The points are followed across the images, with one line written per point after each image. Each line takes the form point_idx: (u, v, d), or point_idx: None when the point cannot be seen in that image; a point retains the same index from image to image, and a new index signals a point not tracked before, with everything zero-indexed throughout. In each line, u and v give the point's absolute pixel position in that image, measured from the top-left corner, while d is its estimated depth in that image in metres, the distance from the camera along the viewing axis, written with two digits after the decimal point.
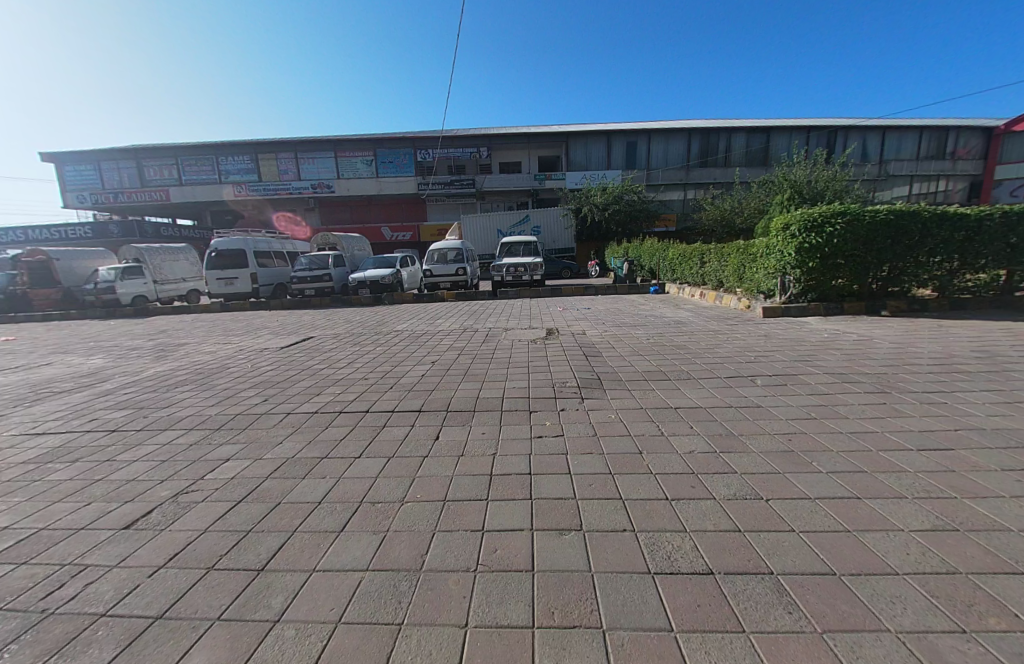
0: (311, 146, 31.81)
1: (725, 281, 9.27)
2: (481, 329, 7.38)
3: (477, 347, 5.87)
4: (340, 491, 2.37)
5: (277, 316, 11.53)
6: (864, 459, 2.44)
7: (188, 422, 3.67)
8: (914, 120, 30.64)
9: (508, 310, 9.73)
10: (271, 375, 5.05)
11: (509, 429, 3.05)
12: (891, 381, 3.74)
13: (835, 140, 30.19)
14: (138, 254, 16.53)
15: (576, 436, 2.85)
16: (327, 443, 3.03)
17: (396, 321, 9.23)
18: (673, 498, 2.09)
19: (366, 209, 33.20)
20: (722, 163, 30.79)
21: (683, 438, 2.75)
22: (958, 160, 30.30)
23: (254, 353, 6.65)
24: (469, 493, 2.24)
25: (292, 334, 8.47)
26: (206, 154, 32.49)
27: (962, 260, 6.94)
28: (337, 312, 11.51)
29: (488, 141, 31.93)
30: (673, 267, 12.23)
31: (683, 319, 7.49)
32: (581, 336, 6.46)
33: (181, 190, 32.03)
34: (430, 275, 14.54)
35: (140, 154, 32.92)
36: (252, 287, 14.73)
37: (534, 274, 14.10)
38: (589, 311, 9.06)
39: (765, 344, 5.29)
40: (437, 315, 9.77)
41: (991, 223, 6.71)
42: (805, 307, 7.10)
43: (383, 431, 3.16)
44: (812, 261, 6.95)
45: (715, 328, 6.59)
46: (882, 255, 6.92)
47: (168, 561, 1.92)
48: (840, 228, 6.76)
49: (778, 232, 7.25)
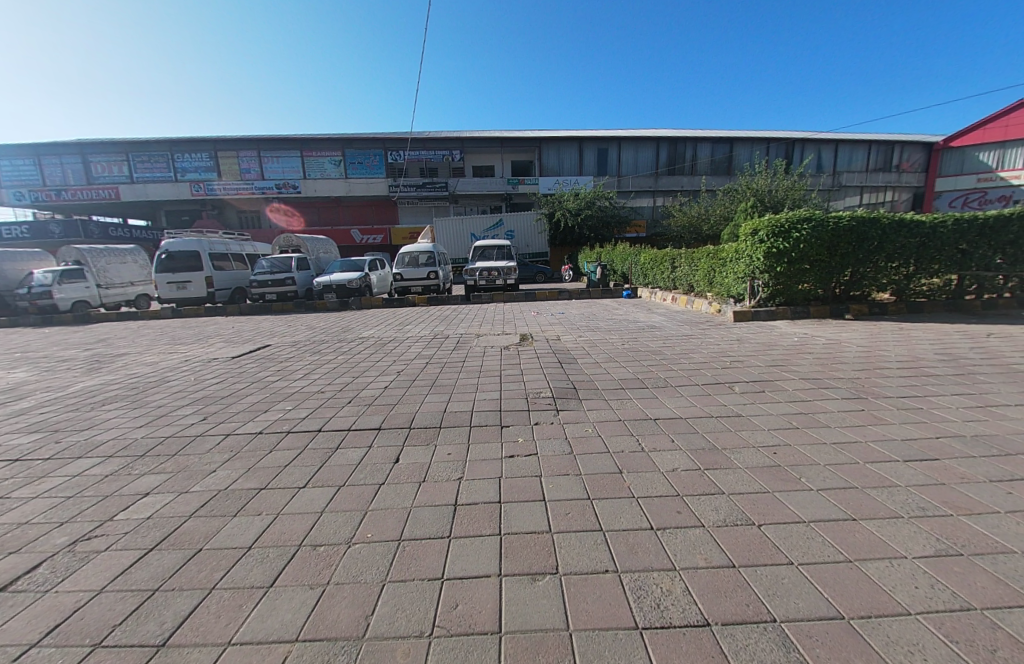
0: (275, 144, 30.52)
1: (695, 285, 9.37)
2: (452, 335, 7.05)
3: (447, 355, 5.56)
4: (275, 534, 2.01)
5: (233, 323, 10.80)
6: (853, 474, 2.31)
7: (107, 448, 3.16)
8: (864, 134, 32.69)
9: (480, 316, 9.46)
10: (216, 390, 4.53)
11: (477, 449, 2.76)
12: (866, 385, 3.72)
13: (793, 151, 31.83)
14: (77, 256, 15.21)
15: (551, 455, 2.61)
16: (269, 471, 2.64)
17: (362, 327, 8.73)
18: (658, 528, 1.86)
19: (335, 211, 32.13)
20: (689, 171, 31.80)
21: (666, 454, 2.55)
22: (903, 173, 32.59)
23: (200, 364, 6.04)
24: (430, 529, 1.94)
25: (247, 343, 7.85)
26: (160, 151, 30.63)
27: (919, 265, 7.22)
28: (300, 317, 10.90)
29: (461, 144, 31.55)
30: (646, 272, 12.29)
31: (657, 324, 7.43)
32: (555, 341, 6.28)
33: (132, 188, 30.03)
34: (400, 279, 14.05)
35: (85, 149, 30.68)
36: (207, 292, 13.79)
37: (508, 278, 13.87)
38: (563, 315, 8.92)
39: (739, 349, 5.26)
40: (407, 321, 9.35)
41: (944, 230, 7.03)
42: (774, 312, 7.18)
43: (335, 454, 2.81)
44: (779, 266, 7.04)
45: (689, 333, 6.52)
46: (845, 260, 7.10)
47: (43, 638, 1.50)
48: (805, 235, 6.88)
49: (747, 238, 7.33)
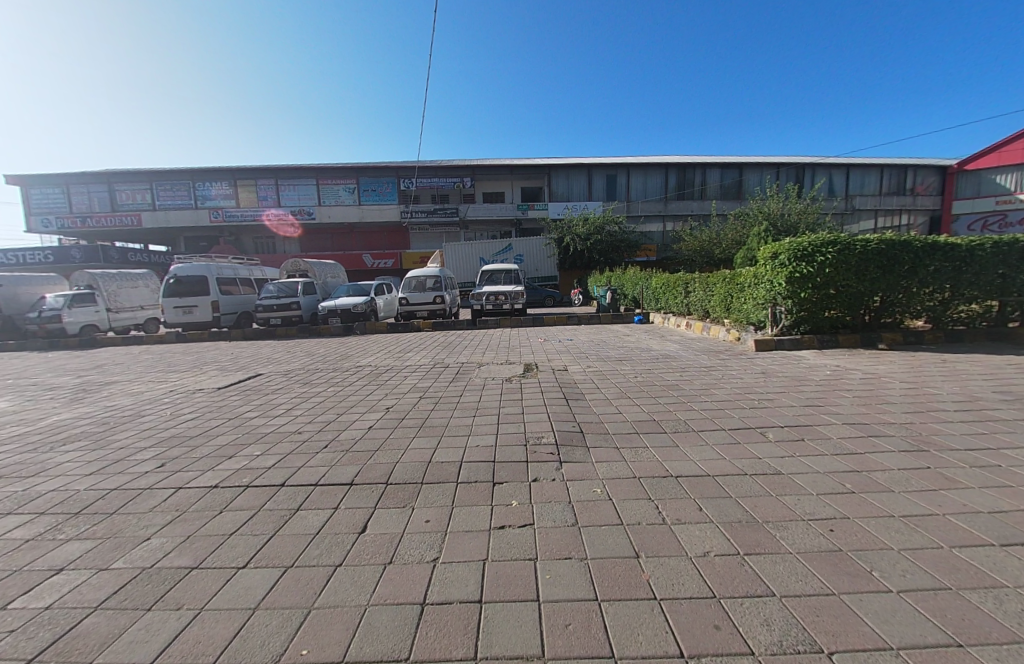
0: (292, 173, 31.47)
1: (712, 311, 8.90)
2: (452, 365, 6.63)
3: (443, 388, 5.15)
4: (186, 643, 1.54)
5: (233, 349, 10.59)
6: (938, 565, 1.75)
7: (42, 503, 2.76)
8: (875, 159, 32.50)
9: (485, 342, 9.08)
10: (188, 429, 4.16)
11: (463, 515, 2.28)
12: (923, 431, 3.17)
13: (803, 176, 31.67)
14: (89, 281, 15.38)
15: (550, 528, 2.12)
16: (209, 545, 2.21)
17: (361, 354, 8.38)
18: (689, 655, 1.33)
19: (347, 236, 32.67)
20: (698, 196, 31.79)
21: (695, 530, 2.03)
22: (918, 196, 32.10)
23: (184, 396, 5.70)
24: (383, 643, 1.45)
25: (241, 371, 7.55)
26: (182, 180, 31.81)
27: (957, 291, 6.66)
28: (302, 343, 10.67)
29: (472, 171, 32.12)
30: (658, 296, 11.87)
31: (671, 353, 6.93)
32: (561, 372, 5.83)
33: (154, 215, 31.09)
34: (406, 303, 13.79)
35: (112, 178, 32.05)
36: (212, 316, 13.69)
37: (516, 302, 13.51)
38: (572, 343, 8.48)
39: (766, 384, 4.73)
40: (409, 348, 8.99)
41: (983, 253, 6.51)
42: (799, 340, 6.65)
43: (293, 519, 2.37)
44: (804, 291, 6.53)
45: (707, 364, 6.01)
46: (876, 285, 6.57)
47: None
48: (832, 258, 6.41)
49: (766, 261, 6.90)
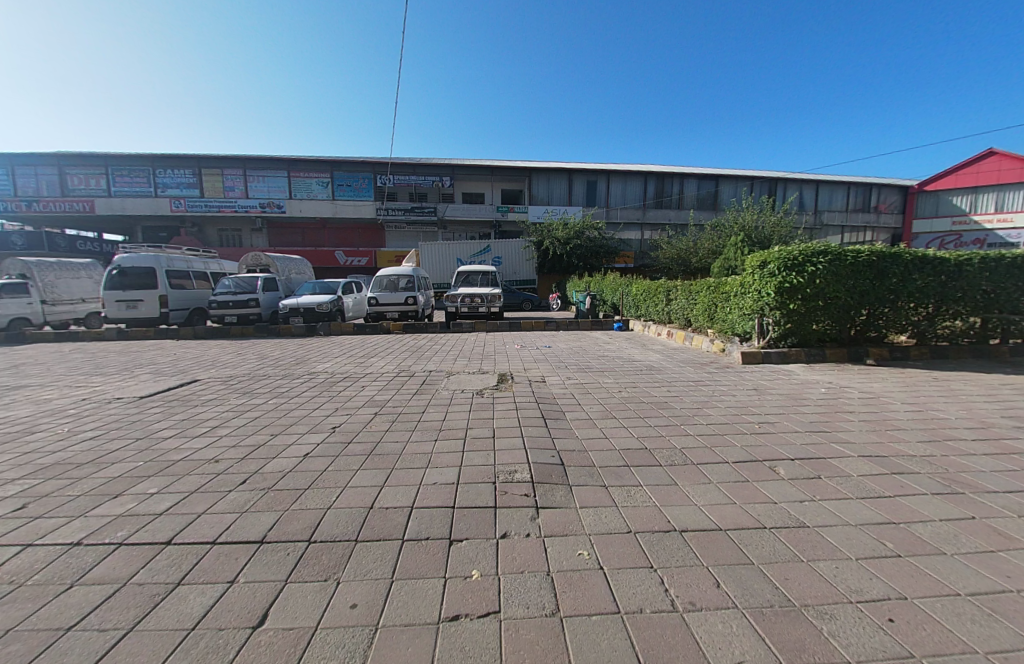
0: (261, 164, 29.91)
1: (694, 320, 8.60)
2: (418, 374, 5.97)
3: (404, 402, 4.50)
4: None
5: (177, 349, 9.54)
6: None
7: None
8: (843, 177, 33.80)
9: (457, 348, 8.45)
10: (79, 454, 3.34)
11: (403, 598, 1.65)
12: (951, 466, 2.78)
13: (776, 190, 32.58)
14: (22, 269, 13.74)
15: (521, 619, 1.52)
16: (29, 651, 1.47)
17: (319, 359, 7.59)
18: None
19: (319, 231, 31.24)
20: (676, 205, 32.19)
21: (718, 625, 1.48)
22: (881, 214, 33.56)
23: (95, 406, 4.81)
24: None
25: (177, 375, 6.63)
26: (140, 165, 29.71)
27: (944, 306, 6.53)
28: (256, 344, 9.72)
29: (451, 170, 31.40)
30: (638, 303, 11.56)
31: (655, 365, 6.50)
32: (539, 384, 5.30)
33: (108, 202, 28.93)
34: (375, 303, 12.99)
35: (62, 160, 29.63)
36: (160, 312, 12.46)
37: (492, 305, 12.94)
38: (550, 350, 7.99)
39: (761, 402, 4.34)
40: (375, 352, 8.26)
41: (971, 269, 6.42)
42: (786, 353, 6.36)
43: (167, 606, 1.67)
44: (793, 302, 6.22)
45: (695, 378, 5.60)
46: (865, 298, 6.35)
47: None
48: (823, 269, 6.12)
49: (754, 270, 6.57)
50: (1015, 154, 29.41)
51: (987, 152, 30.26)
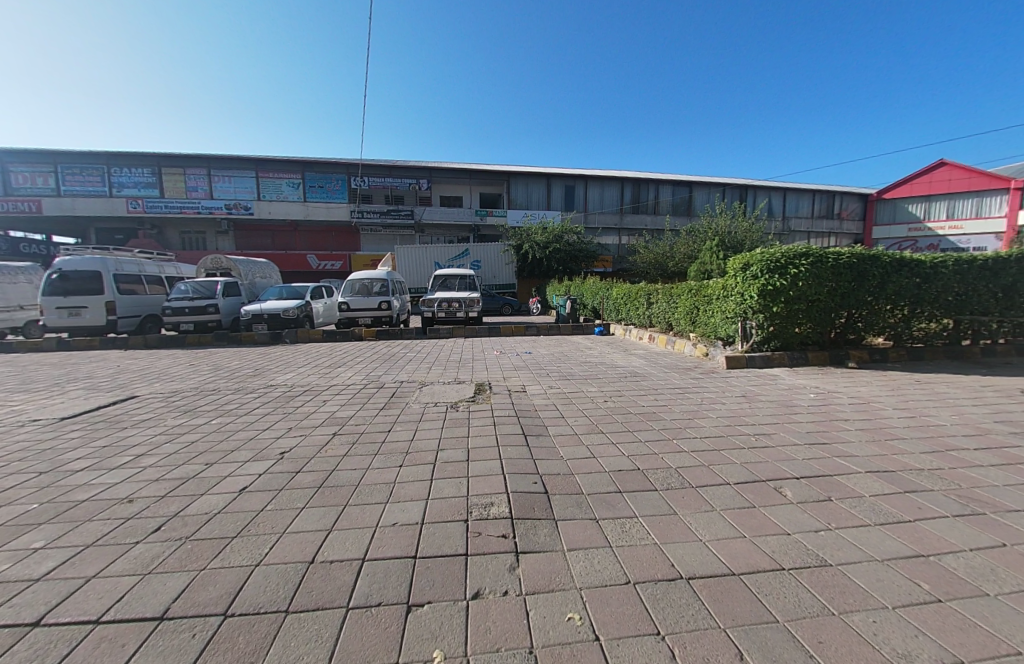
0: (227, 163, 28.56)
1: (676, 324, 8.46)
2: (388, 384, 5.49)
3: (368, 417, 4.04)
4: None
5: (122, 361, 8.68)
6: None
7: None
8: (808, 185, 35.23)
9: (433, 355, 8.00)
10: None
11: None
12: (964, 482, 2.57)
13: (746, 197, 33.63)
14: None
15: None
16: None
17: (281, 370, 6.98)
18: None
19: (289, 234, 29.99)
20: (652, 211, 32.72)
21: None
22: (844, 221, 35.17)
23: (3, 430, 4.12)
24: None
25: (114, 391, 5.91)
26: (93, 163, 27.85)
27: (920, 308, 6.57)
28: (212, 354, 8.96)
29: (428, 173, 30.85)
30: (618, 307, 11.38)
31: (639, 371, 6.25)
32: (518, 394, 4.93)
33: (57, 201, 26.97)
34: (346, 308, 12.34)
35: (4, 156, 27.44)
36: (106, 319, 11.42)
37: (470, 310, 12.50)
38: (531, 357, 7.65)
39: (753, 411, 4.10)
40: (343, 361, 7.70)
41: (945, 271, 6.48)
42: (769, 358, 6.23)
43: None
44: (776, 306, 6.10)
45: (681, 385, 5.36)
46: (845, 300, 6.30)
47: None
48: (805, 271, 6.01)
49: (737, 272, 6.43)
50: (962, 166, 31.31)
51: (938, 163, 32.15)
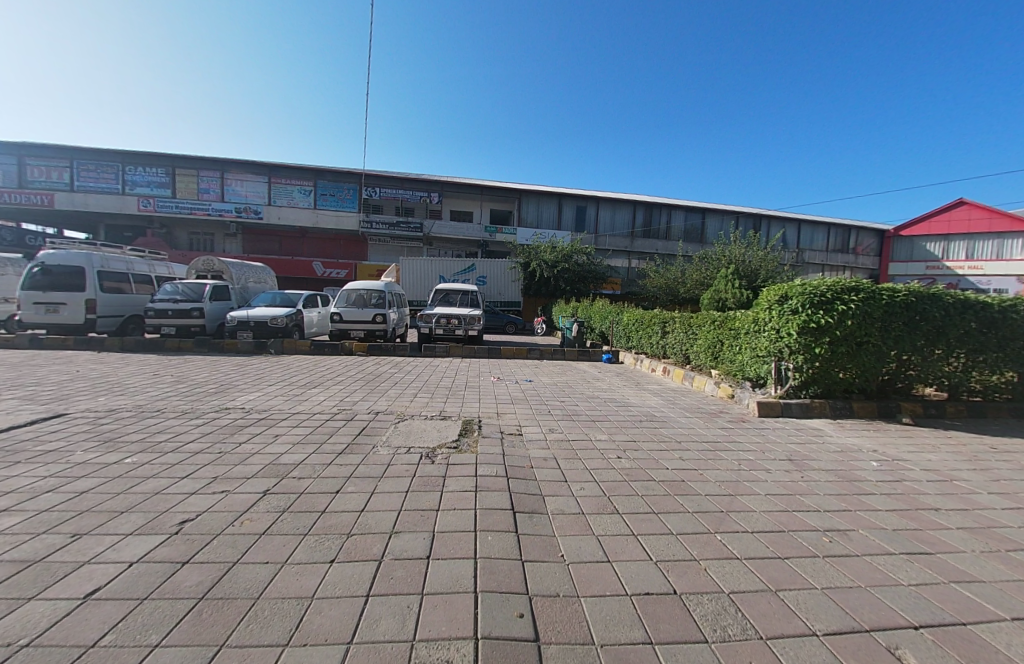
0: (241, 167, 28.56)
1: (694, 357, 7.65)
2: (360, 415, 4.67)
3: (318, 463, 3.20)
4: None
5: (84, 366, 7.96)
6: None
7: None
8: (823, 217, 34.65)
9: (423, 379, 7.20)
10: None
11: None
12: None
13: (760, 226, 33.11)
14: None
15: None
16: None
17: (248, 387, 6.19)
18: None
19: (297, 240, 29.76)
20: (663, 236, 32.28)
21: None
22: (859, 256, 34.47)
23: None
24: None
25: (48, 404, 5.12)
26: (110, 161, 28.06)
27: (985, 358, 5.67)
28: (183, 364, 8.20)
29: (440, 186, 30.63)
30: (629, 334, 10.58)
31: (656, 413, 5.38)
32: (513, 437, 4.09)
33: (71, 196, 27.08)
34: (339, 319, 11.63)
35: (24, 149, 27.78)
36: (85, 318, 10.77)
37: (470, 327, 11.69)
38: (532, 387, 6.81)
39: (809, 484, 3.21)
40: (322, 380, 6.89)
41: (1015, 316, 5.59)
42: (809, 406, 5.36)
43: None
44: (819, 346, 5.26)
45: (708, 436, 4.49)
46: (898, 343, 5.45)
47: None
48: (855, 309, 5.19)
49: (771, 306, 5.63)
50: (983, 206, 30.59)
51: (958, 202, 31.46)
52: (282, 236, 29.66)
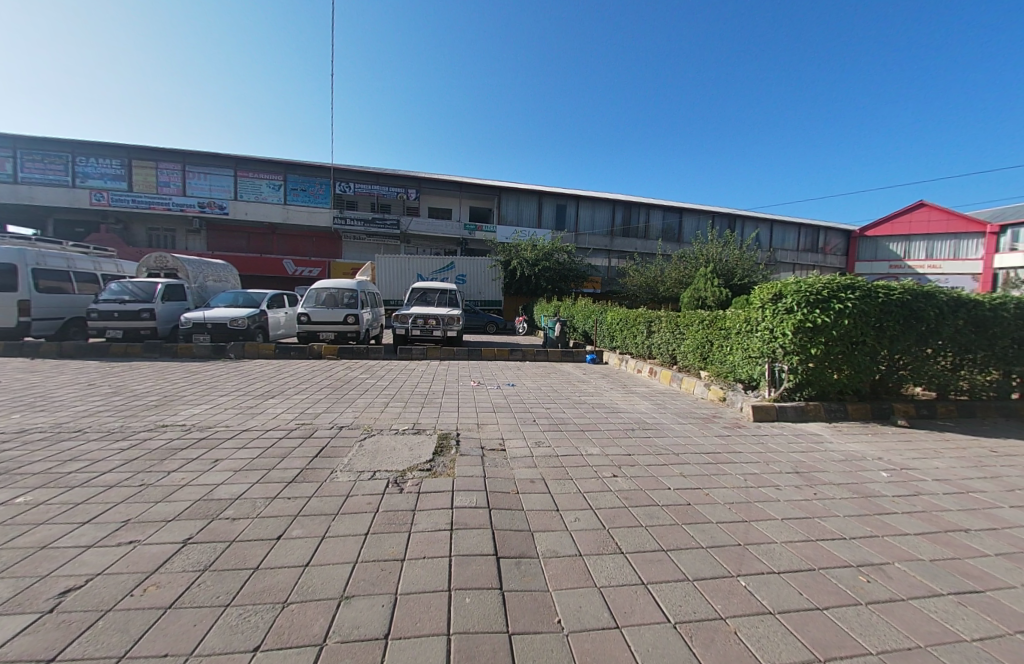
0: (204, 159, 26.93)
1: (681, 358, 7.39)
2: (322, 431, 4.10)
3: (261, 499, 2.64)
4: None
5: (8, 376, 7.03)
6: None
7: None
8: (795, 218, 35.68)
9: (397, 385, 6.67)
10: None
11: None
12: None
13: (735, 226, 33.78)
14: None
15: None
16: None
17: (196, 399, 5.48)
18: None
19: (266, 237, 28.35)
20: (642, 235, 32.49)
21: None
22: (828, 255, 35.63)
23: None
24: None
25: None
26: (58, 151, 26.00)
27: (974, 357, 5.59)
28: (126, 372, 7.36)
29: (418, 182, 29.75)
30: (613, 333, 10.30)
31: (647, 420, 5.04)
32: (495, 453, 3.64)
33: (13, 189, 24.96)
34: (307, 321, 10.88)
35: None
36: (15, 321, 9.64)
37: (449, 328, 11.14)
38: (515, 392, 6.37)
39: (825, 504, 2.89)
40: (284, 388, 6.24)
41: (1004, 314, 5.53)
42: (804, 409, 5.14)
43: None
44: (814, 347, 5.03)
45: (705, 445, 4.16)
46: (892, 343, 5.29)
47: None
48: (852, 307, 4.99)
49: (765, 304, 5.38)
50: (940, 208, 32.26)
51: (918, 204, 33.00)
52: (250, 233, 28.18)
